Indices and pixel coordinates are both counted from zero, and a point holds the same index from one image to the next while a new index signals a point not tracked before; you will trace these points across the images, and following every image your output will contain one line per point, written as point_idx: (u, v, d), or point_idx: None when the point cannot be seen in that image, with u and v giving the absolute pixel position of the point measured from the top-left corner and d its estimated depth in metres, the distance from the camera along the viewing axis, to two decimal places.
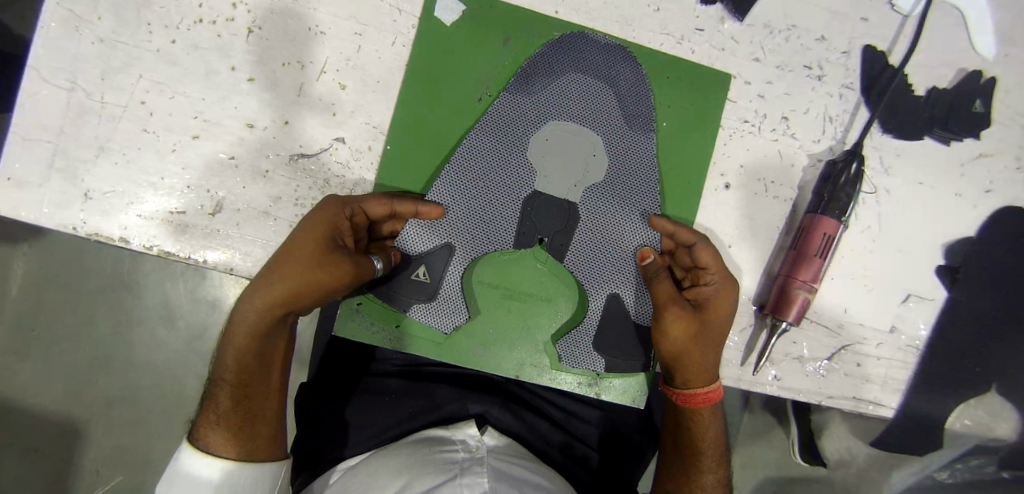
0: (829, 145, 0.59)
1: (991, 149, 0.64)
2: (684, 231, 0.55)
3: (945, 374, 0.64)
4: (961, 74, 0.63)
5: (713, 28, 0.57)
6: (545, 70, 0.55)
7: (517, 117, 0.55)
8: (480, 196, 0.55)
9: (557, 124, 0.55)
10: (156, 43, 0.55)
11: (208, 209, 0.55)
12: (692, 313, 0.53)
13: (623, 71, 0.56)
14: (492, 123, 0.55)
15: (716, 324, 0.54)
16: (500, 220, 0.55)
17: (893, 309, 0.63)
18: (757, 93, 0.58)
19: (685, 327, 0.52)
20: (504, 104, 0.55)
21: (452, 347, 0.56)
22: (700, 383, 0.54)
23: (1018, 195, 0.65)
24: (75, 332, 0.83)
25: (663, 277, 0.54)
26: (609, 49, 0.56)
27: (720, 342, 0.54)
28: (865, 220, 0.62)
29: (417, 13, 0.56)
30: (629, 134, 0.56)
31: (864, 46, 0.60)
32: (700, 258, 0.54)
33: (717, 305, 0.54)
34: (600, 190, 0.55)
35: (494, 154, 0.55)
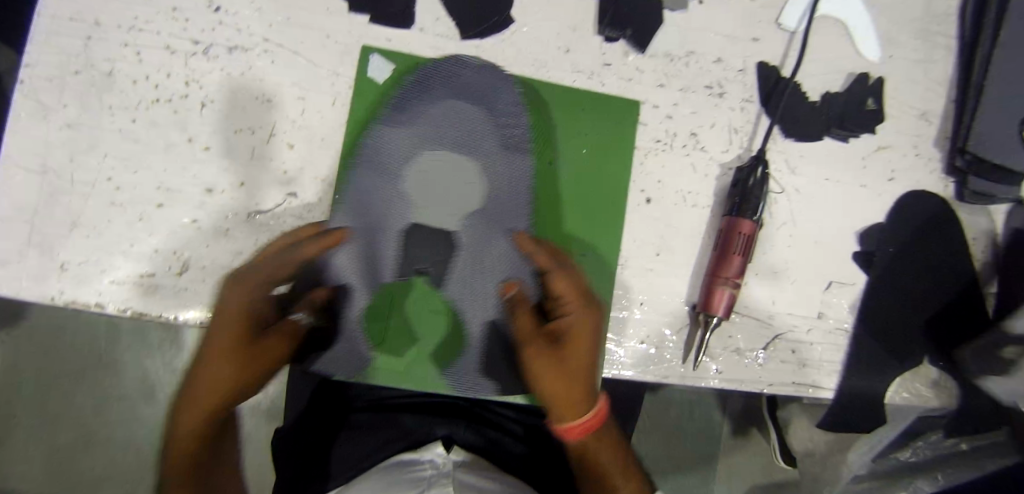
0: (738, 153, 0.65)
1: (889, 141, 0.71)
2: (544, 261, 0.59)
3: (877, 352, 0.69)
4: (850, 78, 0.70)
5: (619, 62, 0.64)
6: (417, 105, 0.64)
7: (391, 154, 0.63)
8: (366, 232, 0.62)
9: (433, 157, 0.64)
10: (118, 124, 0.60)
11: (176, 269, 0.60)
12: (550, 347, 0.57)
13: (497, 96, 0.63)
14: (368, 160, 0.62)
15: (577, 351, 0.57)
16: (386, 253, 0.62)
17: (818, 296, 0.68)
18: (666, 114, 0.64)
19: (543, 361, 0.57)
20: (381, 142, 0.63)
21: (412, 373, 0.61)
22: (575, 414, 0.56)
23: (920, 180, 0.71)
24: (60, 412, 0.92)
25: (523, 315, 0.60)
26: (475, 69, 0.63)
27: (589, 369, 0.57)
28: (780, 217, 0.68)
29: (352, 76, 0.62)
30: (496, 155, 0.64)
31: (757, 63, 0.67)
32: (558, 290, 0.58)
33: (576, 335, 0.57)
34: (473, 213, 0.63)
35: (375, 190, 0.63)
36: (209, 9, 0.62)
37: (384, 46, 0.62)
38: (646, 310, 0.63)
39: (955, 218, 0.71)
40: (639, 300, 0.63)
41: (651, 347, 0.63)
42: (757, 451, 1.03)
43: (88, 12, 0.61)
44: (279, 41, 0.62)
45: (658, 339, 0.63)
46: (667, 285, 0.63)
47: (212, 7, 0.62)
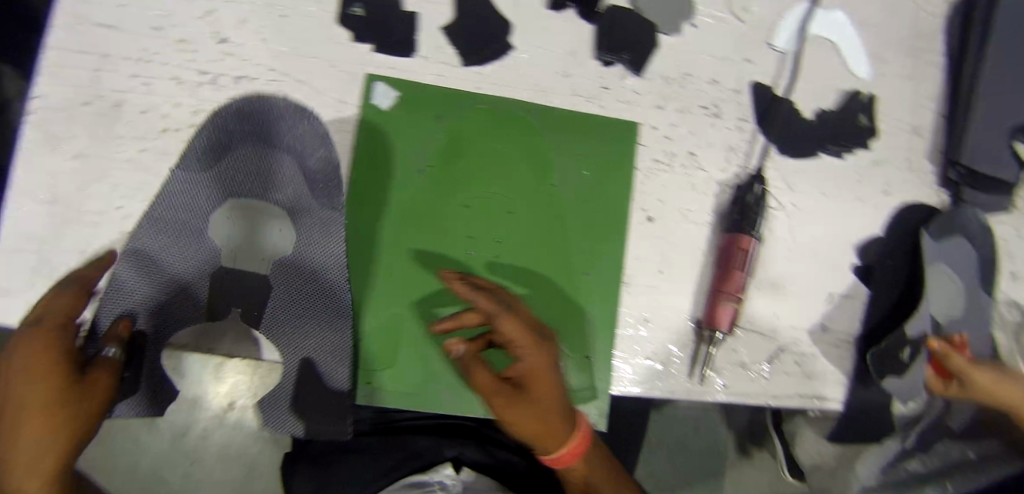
0: (735, 172, 0.67)
1: (882, 156, 0.72)
2: (484, 303, 0.53)
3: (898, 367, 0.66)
4: (842, 95, 0.72)
5: (617, 85, 0.66)
6: (225, 148, 0.61)
7: (189, 203, 0.60)
8: (149, 282, 0.59)
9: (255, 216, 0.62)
10: (127, 154, 0.62)
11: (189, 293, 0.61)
12: (514, 394, 0.53)
13: (301, 140, 0.61)
14: (162, 211, 0.58)
15: (543, 392, 0.53)
16: (186, 300, 0.61)
17: (820, 309, 0.69)
18: (664, 135, 0.66)
19: (514, 409, 0.52)
20: (179, 188, 0.59)
21: (421, 395, 0.60)
22: (555, 447, 0.55)
23: (914, 193, 0.73)
24: None
25: (477, 364, 0.53)
26: (288, 113, 0.61)
27: (561, 403, 0.54)
28: (779, 232, 0.68)
29: (357, 102, 0.63)
30: (305, 201, 0.61)
31: (751, 83, 0.69)
32: (507, 332, 0.53)
33: (536, 378, 0.53)
34: (284, 259, 0.62)
35: (167, 238, 0.59)
36: (215, 41, 0.64)
37: (387, 74, 0.63)
38: (651, 327, 0.64)
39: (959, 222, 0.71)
40: (645, 317, 0.64)
41: (657, 363, 0.63)
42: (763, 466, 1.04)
43: (97, 45, 0.62)
44: (284, 70, 0.64)
45: (664, 355, 0.63)
46: (671, 301, 0.64)
47: (218, 38, 0.64)
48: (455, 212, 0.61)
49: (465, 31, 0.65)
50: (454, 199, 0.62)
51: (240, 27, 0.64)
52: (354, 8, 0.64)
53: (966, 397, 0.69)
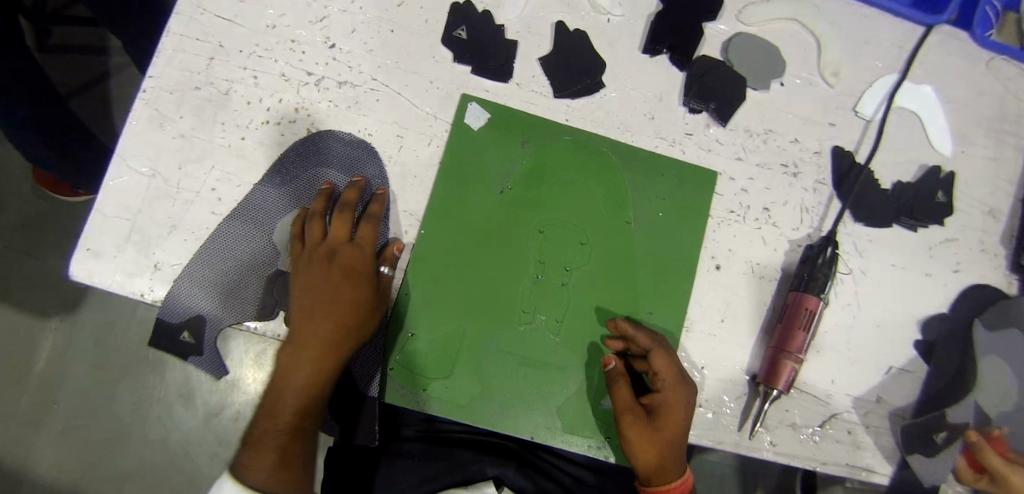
0: (807, 232, 0.67)
1: (956, 234, 0.72)
2: (643, 337, 0.60)
3: (933, 448, 0.67)
4: (923, 169, 0.72)
5: (700, 132, 0.67)
6: (298, 164, 0.65)
7: (261, 207, 0.64)
8: (220, 270, 0.62)
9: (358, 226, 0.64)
10: (228, 140, 0.65)
11: (264, 275, 0.63)
12: (643, 418, 0.58)
13: (365, 167, 0.65)
14: (240, 213, 0.63)
15: (671, 427, 0.58)
16: (244, 293, 0.63)
17: (877, 380, 0.68)
18: (740, 187, 0.67)
19: (642, 433, 0.57)
20: (260, 197, 0.64)
21: (471, 409, 0.61)
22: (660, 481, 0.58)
23: (984, 274, 0.72)
24: (99, 405, 0.97)
25: (621, 383, 0.59)
26: (351, 145, 0.65)
27: (682, 443, 0.58)
28: (844, 297, 0.68)
29: (450, 120, 0.66)
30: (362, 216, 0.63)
31: (833, 146, 0.69)
32: (656, 365, 0.58)
33: (670, 412, 0.58)
34: None
35: (234, 236, 0.63)
36: (324, 45, 0.67)
37: (481, 97, 0.66)
38: (708, 375, 0.64)
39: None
40: (701, 363, 0.64)
41: (707, 411, 0.64)
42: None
43: (214, 36, 0.66)
44: (385, 81, 0.67)
45: (716, 404, 0.64)
46: (729, 351, 0.65)
47: (327, 43, 0.67)
48: (529, 237, 0.63)
49: (560, 64, 0.67)
50: (530, 225, 0.64)
51: (349, 35, 0.67)
52: (458, 30, 0.68)
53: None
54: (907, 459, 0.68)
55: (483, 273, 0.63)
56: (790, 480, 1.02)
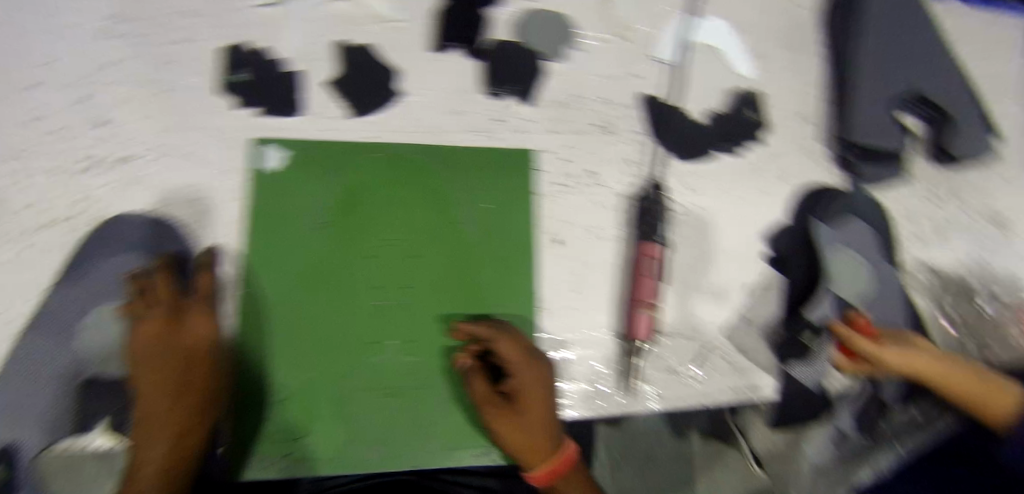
0: (637, 184, 0.67)
1: (778, 147, 0.73)
2: (482, 330, 0.59)
3: (803, 351, 0.71)
4: (729, 94, 0.72)
5: (507, 115, 0.65)
6: (93, 258, 0.59)
7: (61, 313, 0.58)
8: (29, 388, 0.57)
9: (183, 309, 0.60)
10: (10, 254, 0.58)
11: (80, 389, 0.57)
12: (505, 406, 0.58)
13: (164, 245, 0.60)
14: (39, 326, 0.57)
15: (533, 406, 0.58)
16: (61, 410, 0.57)
17: (740, 305, 0.70)
18: (560, 158, 0.66)
19: (503, 420, 0.58)
20: (57, 304, 0.58)
21: (347, 456, 0.59)
22: (539, 461, 0.58)
23: (815, 177, 0.74)
24: None
25: (476, 379, 0.59)
26: (144, 225, 0.60)
27: (545, 415, 0.58)
28: (688, 236, 0.68)
29: (244, 169, 0.61)
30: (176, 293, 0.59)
31: (638, 96, 0.68)
32: (501, 352, 0.58)
33: (526, 393, 0.57)
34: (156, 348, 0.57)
35: (39, 350, 0.57)
36: (94, 126, 0.61)
37: (273, 135, 0.62)
38: (575, 349, 0.65)
39: (857, 194, 0.76)
40: (565, 340, 0.65)
41: (586, 382, 0.65)
42: None
43: None
44: (169, 147, 0.61)
45: (591, 374, 0.65)
46: (590, 317, 0.65)
47: (96, 123, 0.61)
48: (359, 266, 0.61)
49: (346, 84, 0.63)
50: (356, 254, 0.61)
51: (119, 107, 0.61)
52: (240, 74, 0.62)
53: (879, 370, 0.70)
54: (783, 368, 0.71)
55: (322, 317, 0.60)
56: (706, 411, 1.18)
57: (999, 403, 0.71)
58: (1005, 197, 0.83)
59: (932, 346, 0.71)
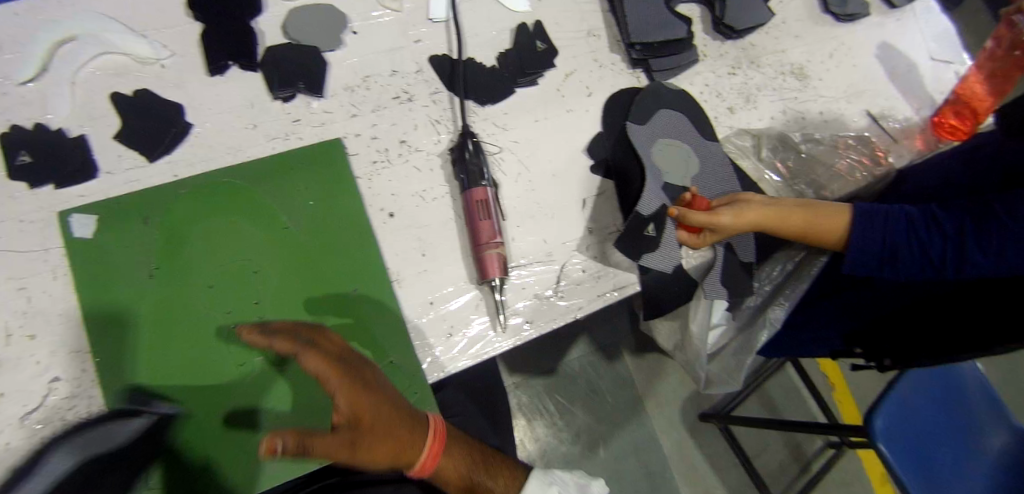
0: (449, 139, 0.72)
1: (572, 68, 0.79)
2: (281, 344, 0.55)
3: (649, 243, 0.73)
4: (513, 32, 0.78)
5: (306, 113, 0.69)
6: None
7: None
8: None
9: (38, 394, 0.59)
10: None
11: None
12: (353, 431, 0.52)
13: None
14: None
15: (376, 414, 0.54)
16: None
17: (582, 217, 0.75)
18: (370, 138, 0.70)
19: (360, 447, 0.52)
20: None
21: (248, 476, 0.59)
22: (416, 453, 0.57)
23: (614, 83, 0.81)
24: None
25: (310, 440, 0.48)
26: None
27: (391, 409, 0.55)
28: (513, 171, 0.74)
29: (61, 243, 0.62)
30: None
31: (428, 58, 0.74)
32: (314, 370, 0.54)
33: (362, 404, 0.54)
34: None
35: None
36: None
37: (78, 204, 0.63)
38: (443, 305, 0.67)
39: (663, 86, 0.81)
40: (429, 301, 0.67)
41: (461, 335, 0.67)
42: (667, 373, 1.34)
43: None
44: None
45: (464, 324, 0.68)
46: (445, 273, 0.68)
47: None
48: (201, 297, 0.62)
49: (137, 132, 0.65)
50: (194, 287, 0.62)
51: None
52: (21, 155, 0.63)
53: (718, 235, 0.74)
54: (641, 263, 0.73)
55: (179, 358, 0.60)
56: (623, 335, 1.33)
57: (832, 225, 0.78)
58: (789, 51, 0.93)
59: (761, 196, 0.78)
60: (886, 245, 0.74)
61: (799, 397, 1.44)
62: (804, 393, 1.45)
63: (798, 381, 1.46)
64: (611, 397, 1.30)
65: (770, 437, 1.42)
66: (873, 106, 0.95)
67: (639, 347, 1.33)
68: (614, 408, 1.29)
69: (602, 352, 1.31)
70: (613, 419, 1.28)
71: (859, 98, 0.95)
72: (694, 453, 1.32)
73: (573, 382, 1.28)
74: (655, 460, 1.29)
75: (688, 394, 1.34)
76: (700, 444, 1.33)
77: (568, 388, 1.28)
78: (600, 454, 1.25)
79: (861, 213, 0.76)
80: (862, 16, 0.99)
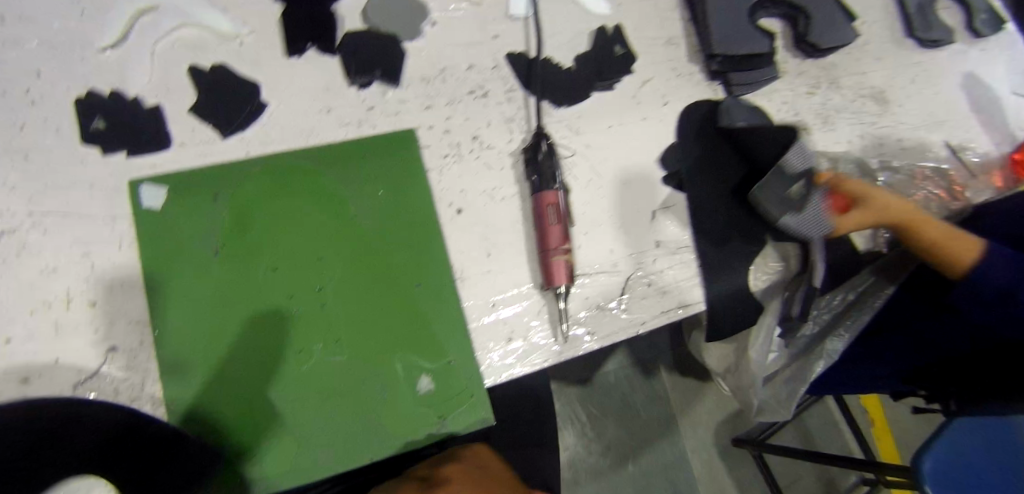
0: (522, 139, 0.70)
1: (649, 75, 0.77)
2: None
3: (795, 204, 0.70)
4: (592, 35, 0.76)
5: (380, 101, 0.67)
6: None
7: None
8: None
9: (96, 362, 0.58)
10: None
11: None
12: None
13: None
14: None
15: None
16: None
17: (650, 228, 0.72)
18: (442, 131, 0.68)
19: None
20: None
21: (299, 465, 0.58)
22: None
23: (691, 94, 0.78)
24: None
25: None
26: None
27: None
28: (584, 176, 0.71)
29: (129, 213, 0.61)
30: None
31: (505, 55, 0.72)
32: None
33: None
34: None
35: None
36: None
37: (150, 174, 0.62)
38: (505, 308, 0.65)
39: (740, 100, 0.78)
40: (492, 303, 0.65)
41: (519, 341, 0.65)
42: (703, 393, 1.30)
43: None
44: (44, 210, 0.60)
45: (525, 329, 0.65)
46: (509, 276, 0.66)
47: None
48: (265, 281, 0.61)
49: (213, 108, 0.65)
50: (259, 269, 0.61)
51: None
52: (95, 122, 0.63)
53: (863, 220, 0.75)
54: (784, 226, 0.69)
55: (239, 340, 0.59)
56: (661, 350, 1.30)
57: (967, 248, 0.75)
58: (869, 74, 0.90)
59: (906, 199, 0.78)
60: (1012, 283, 0.73)
61: (835, 430, 1.40)
62: (841, 427, 1.41)
63: (836, 414, 1.41)
64: (644, 413, 1.26)
65: (803, 468, 1.37)
66: (953, 137, 0.91)
67: (676, 364, 1.30)
68: (647, 423, 1.26)
69: (638, 365, 1.28)
70: (644, 434, 1.25)
71: (939, 128, 0.91)
72: (724, 477, 1.28)
73: (607, 393, 1.25)
74: (684, 482, 1.25)
75: (722, 417, 1.30)
76: (731, 469, 1.29)
77: (601, 398, 1.25)
78: (628, 469, 1.22)
79: (997, 247, 0.75)
80: (945, 44, 0.95)
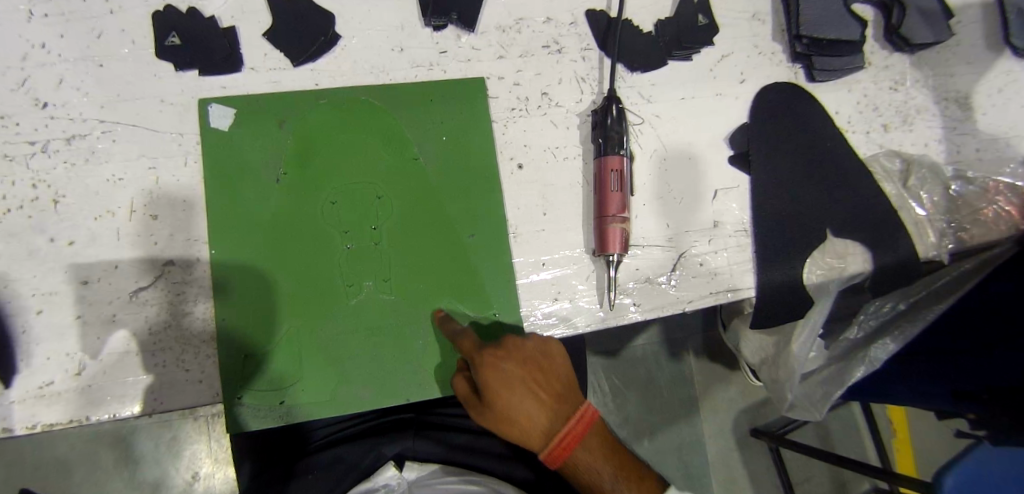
0: (592, 100, 0.68)
1: (729, 49, 0.74)
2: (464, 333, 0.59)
3: None
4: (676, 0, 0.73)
5: (453, 46, 0.66)
6: None
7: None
8: None
9: (153, 274, 0.59)
10: None
11: (35, 386, 0.56)
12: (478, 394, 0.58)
13: None
14: None
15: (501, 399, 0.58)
16: None
17: (709, 206, 0.71)
18: (512, 83, 0.66)
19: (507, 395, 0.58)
20: None
21: (337, 398, 0.59)
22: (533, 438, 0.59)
23: (770, 74, 0.75)
24: None
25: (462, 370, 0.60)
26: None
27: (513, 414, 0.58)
28: (650, 145, 0.70)
29: (197, 131, 0.61)
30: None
31: (585, 11, 0.70)
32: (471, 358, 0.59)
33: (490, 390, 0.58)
34: None
35: None
36: (37, 107, 0.60)
37: (220, 95, 0.62)
38: (553, 269, 0.64)
39: (814, 100, 0.75)
40: (542, 262, 0.64)
41: (563, 304, 0.64)
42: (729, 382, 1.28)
43: None
44: (116, 119, 0.61)
45: (571, 292, 0.65)
46: (563, 236, 0.65)
47: (40, 104, 0.60)
48: (322, 211, 0.61)
49: (287, 35, 0.64)
50: (318, 200, 0.61)
51: (59, 87, 0.60)
52: (171, 37, 0.62)
53: None
54: None
55: (290, 267, 0.60)
56: (692, 335, 1.28)
57: None
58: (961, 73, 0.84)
59: None
60: None
61: (857, 435, 1.37)
62: (864, 433, 1.37)
63: (860, 421, 1.38)
64: (667, 393, 1.26)
65: (817, 469, 1.35)
66: None
67: (704, 351, 1.28)
68: (668, 403, 1.26)
69: (667, 345, 1.27)
70: (663, 413, 1.25)
71: None
72: (737, 467, 1.27)
73: (632, 369, 1.26)
74: (696, 466, 1.25)
75: (745, 409, 1.28)
76: (746, 460, 1.27)
77: (625, 373, 1.25)
78: (643, 445, 1.23)
79: None
80: None
